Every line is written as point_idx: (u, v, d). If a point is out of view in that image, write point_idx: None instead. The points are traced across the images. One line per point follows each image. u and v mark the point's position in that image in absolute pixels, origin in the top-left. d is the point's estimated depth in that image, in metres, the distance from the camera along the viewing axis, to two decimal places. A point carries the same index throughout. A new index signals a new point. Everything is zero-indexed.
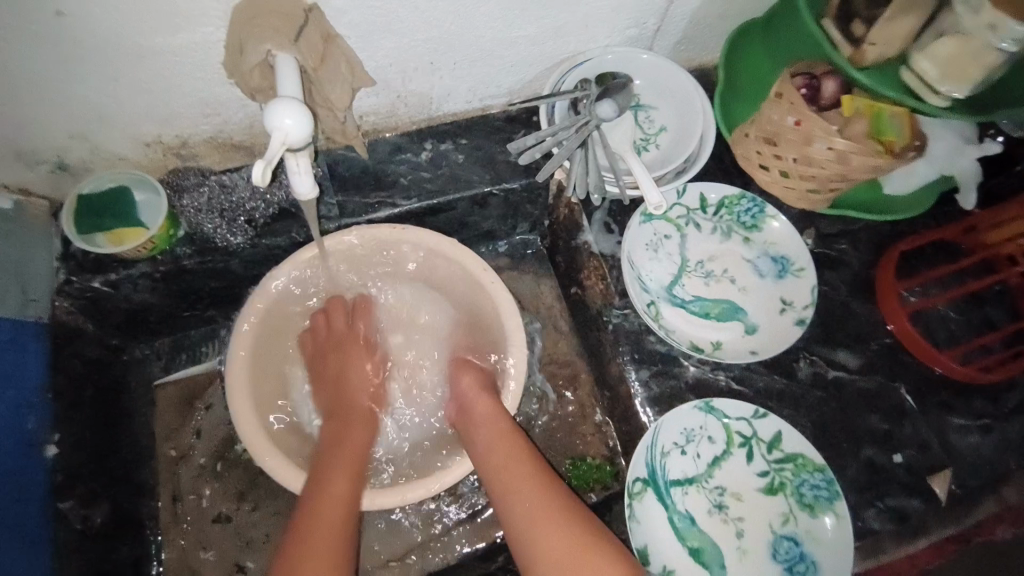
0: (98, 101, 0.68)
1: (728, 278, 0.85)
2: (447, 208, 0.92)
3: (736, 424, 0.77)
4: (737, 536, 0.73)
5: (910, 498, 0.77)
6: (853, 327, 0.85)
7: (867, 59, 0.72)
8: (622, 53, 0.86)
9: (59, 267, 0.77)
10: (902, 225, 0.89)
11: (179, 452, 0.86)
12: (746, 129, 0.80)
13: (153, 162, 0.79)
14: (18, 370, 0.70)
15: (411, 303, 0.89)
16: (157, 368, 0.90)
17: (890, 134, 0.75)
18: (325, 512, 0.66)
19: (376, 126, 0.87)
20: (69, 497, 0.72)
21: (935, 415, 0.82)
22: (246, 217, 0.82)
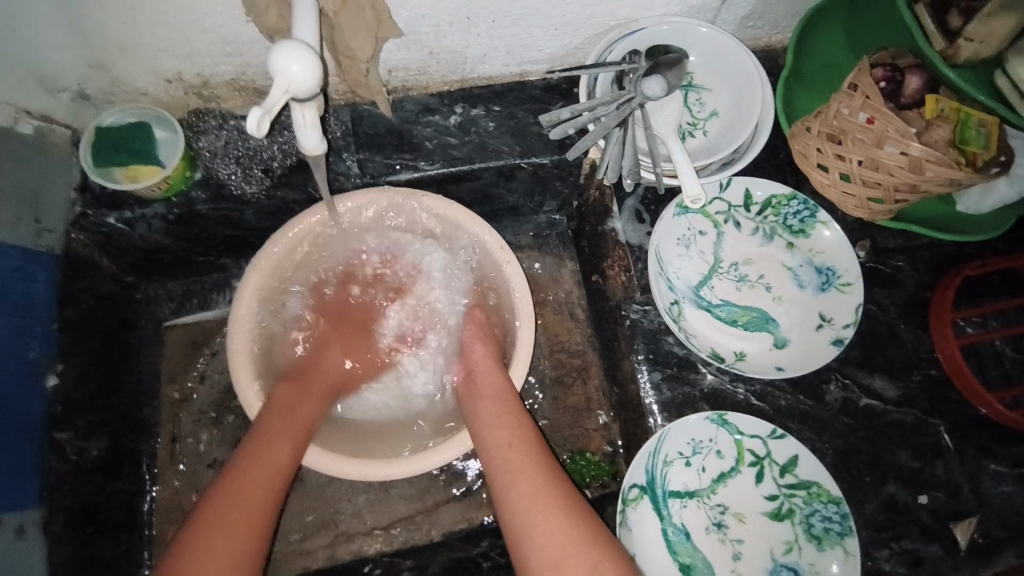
0: (117, 28, 0.65)
1: (763, 284, 0.78)
2: (470, 177, 0.87)
3: (749, 441, 0.72)
4: (733, 558, 0.69)
5: (929, 544, 0.71)
6: (895, 354, 0.78)
7: (959, 56, 0.63)
8: (680, 24, 0.78)
9: (76, 199, 0.77)
10: (967, 247, 0.80)
11: (183, 395, 0.86)
12: (808, 121, 0.72)
13: (174, 100, 0.77)
14: (27, 299, 0.70)
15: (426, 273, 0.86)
16: (167, 309, 0.90)
17: (975, 144, 0.65)
18: (261, 468, 0.63)
19: (405, 83, 0.82)
20: (66, 427, 0.72)
21: (973, 459, 0.75)
22: (263, 167, 0.79)
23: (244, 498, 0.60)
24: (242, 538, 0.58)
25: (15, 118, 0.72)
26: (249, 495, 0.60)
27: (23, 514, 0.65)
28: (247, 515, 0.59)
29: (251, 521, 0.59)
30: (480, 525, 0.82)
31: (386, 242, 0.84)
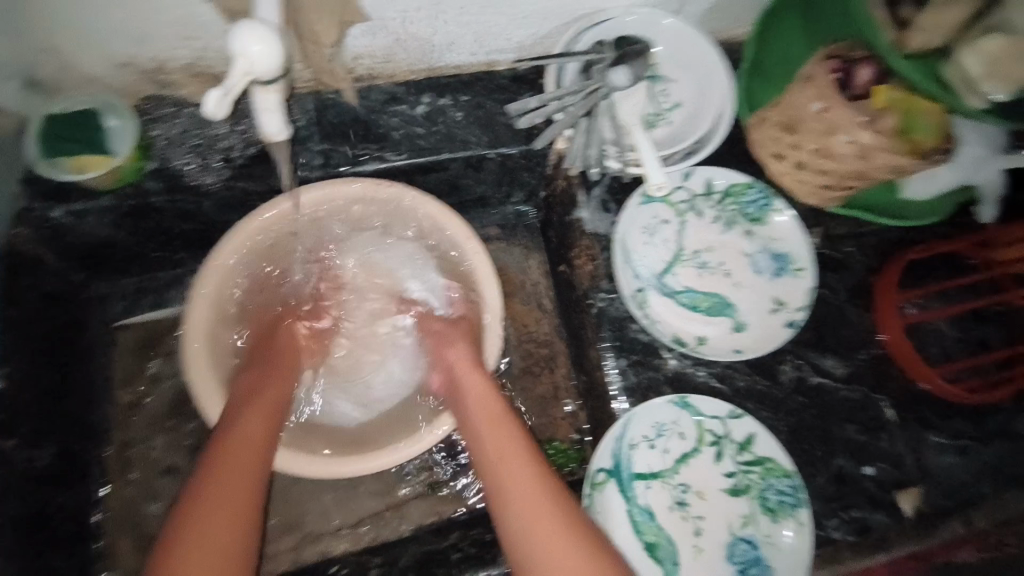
0: (66, 6, 0.62)
1: (723, 271, 0.81)
2: (437, 168, 0.86)
3: (709, 422, 0.75)
4: (695, 534, 0.72)
5: (876, 512, 0.76)
6: (843, 335, 0.82)
7: (909, 46, 0.66)
8: (644, 15, 0.79)
9: (20, 190, 0.71)
10: (908, 234, 0.85)
11: (135, 399, 0.84)
12: (767, 113, 0.75)
13: (126, 86, 0.73)
14: None
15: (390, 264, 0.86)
16: (117, 309, 0.86)
17: (920, 133, 0.69)
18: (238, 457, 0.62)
19: (370, 71, 0.81)
20: (15, 433, 0.67)
21: (914, 431, 0.80)
22: (223, 156, 0.77)
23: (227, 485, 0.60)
24: (228, 530, 0.58)
25: None
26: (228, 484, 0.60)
27: None
28: (229, 505, 0.59)
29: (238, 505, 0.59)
30: (450, 519, 0.81)
31: (351, 234, 0.83)
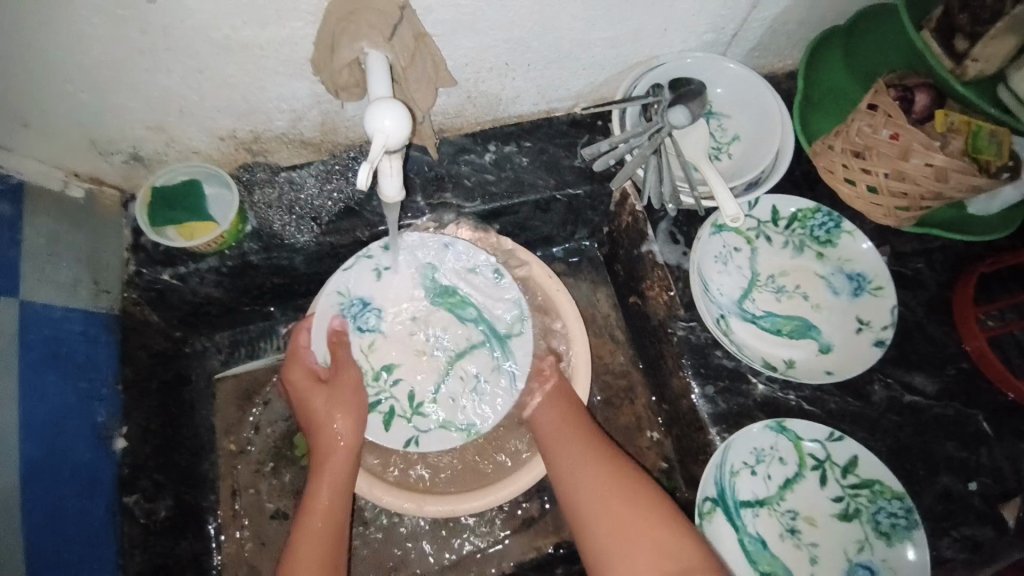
0: (177, 93, 0.67)
1: (800, 294, 0.82)
2: (510, 211, 0.90)
3: (810, 446, 0.74)
4: (811, 562, 0.71)
5: (984, 528, 0.75)
6: (928, 349, 0.82)
7: (968, 75, 0.69)
8: (700, 57, 0.83)
9: (130, 258, 0.77)
10: (979, 245, 0.86)
11: (239, 445, 0.87)
12: (830, 141, 0.77)
13: (224, 157, 0.79)
14: (90, 362, 0.70)
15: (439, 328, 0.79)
16: (216, 361, 0.91)
17: (988, 152, 0.70)
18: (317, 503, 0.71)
19: (442, 126, 0.86)
20: (133, 490, 0.70)
21: (1014, 443, 0.78)
22: (312, 215, 0.81)
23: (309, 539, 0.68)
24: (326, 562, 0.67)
25: (66, 182, 0.73)
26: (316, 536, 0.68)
27: None
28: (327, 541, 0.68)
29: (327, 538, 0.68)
30: (549, 554, 0.83)
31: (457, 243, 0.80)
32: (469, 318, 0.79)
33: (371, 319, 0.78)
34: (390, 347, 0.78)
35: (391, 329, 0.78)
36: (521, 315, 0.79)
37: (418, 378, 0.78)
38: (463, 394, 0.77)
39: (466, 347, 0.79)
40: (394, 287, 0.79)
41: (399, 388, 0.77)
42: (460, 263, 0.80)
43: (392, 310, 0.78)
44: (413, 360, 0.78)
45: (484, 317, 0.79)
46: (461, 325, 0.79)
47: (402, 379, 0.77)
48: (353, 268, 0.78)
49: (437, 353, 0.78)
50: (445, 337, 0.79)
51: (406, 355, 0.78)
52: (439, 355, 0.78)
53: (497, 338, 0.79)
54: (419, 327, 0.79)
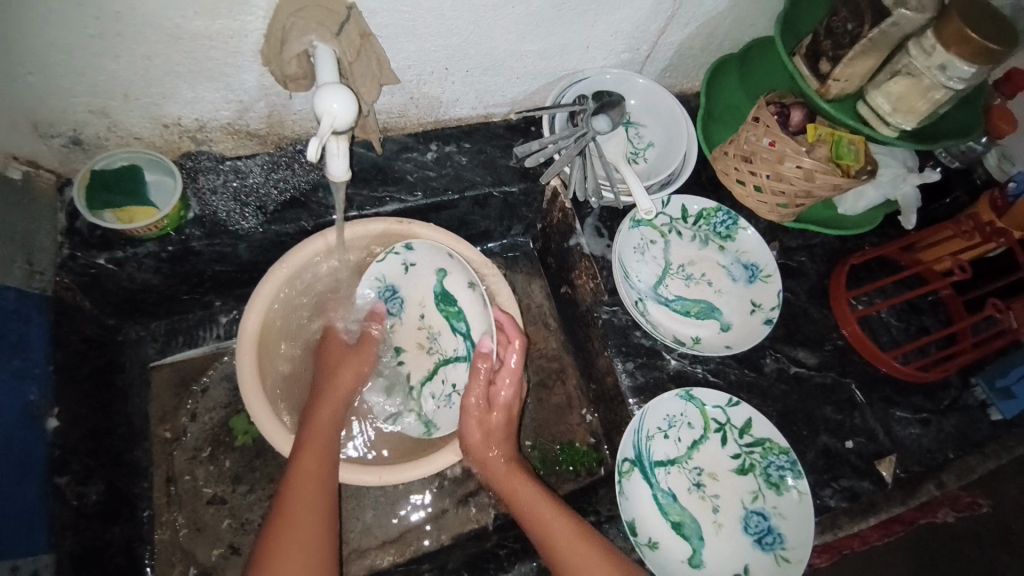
0: (123, 78, 0.69)
1: (705, 280, 0.94)
2: (450, 206, 0.97)
3: (712, 411, 0.85)
4: (713, 511, 0.81)
5: (861, 480, 0.86)
6: (810, 328, 0.95)
7: (831, 92, 0.82)
8: (618, 74, 0.94)
9: (63, 242, 0.76)
10: (850, 242, 1.01)
11: (174, 433, 0.87)
12: (726, 148, 0.91)
13: (168, 144, 0.81)
14: (22, 342, 0.69)
15: (445, 335, 0.86)
16: (152, 350, 0.90)
17: (848, 159, 0.83)
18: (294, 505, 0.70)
19: (385, 124, 0.91)
20: (65, 471, 0.71)
21: (881, 408, 0.92)
22: (258, 203, 0.84)
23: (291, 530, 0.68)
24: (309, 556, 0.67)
25: (5, 163, 0.73)
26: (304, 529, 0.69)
27: (35, 559, 0.65)
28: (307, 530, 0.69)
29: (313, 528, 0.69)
30: (486, 524, 0.87)
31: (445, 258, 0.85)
32: (459, 331, 0.85)
33: (396, 307, 0.88)
34: (404, 333, 0.89)
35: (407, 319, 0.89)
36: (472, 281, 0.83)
37: (416, 366, 0.88)
38: (439, 398, 0.86)
39: (451, 356, 0.86)
40: (418, 281, 0.87)
41: (401, 370, 0.89)
42: (461, 275, 0.84)
43: (410, 305, 0.88)
44: (416, 352, 0.88)
45: (471, 336, 0.84)
46: (452, 335, 0.86)
47: (406, 364, 0.88)
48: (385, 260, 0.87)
49: (431, 351, 0.87)
50: (439, 340, 0.87)
51: (412, 344, 0.88)
52: (432, 355, 0.87)
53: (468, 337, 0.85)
54: (424, 323, 0.88)
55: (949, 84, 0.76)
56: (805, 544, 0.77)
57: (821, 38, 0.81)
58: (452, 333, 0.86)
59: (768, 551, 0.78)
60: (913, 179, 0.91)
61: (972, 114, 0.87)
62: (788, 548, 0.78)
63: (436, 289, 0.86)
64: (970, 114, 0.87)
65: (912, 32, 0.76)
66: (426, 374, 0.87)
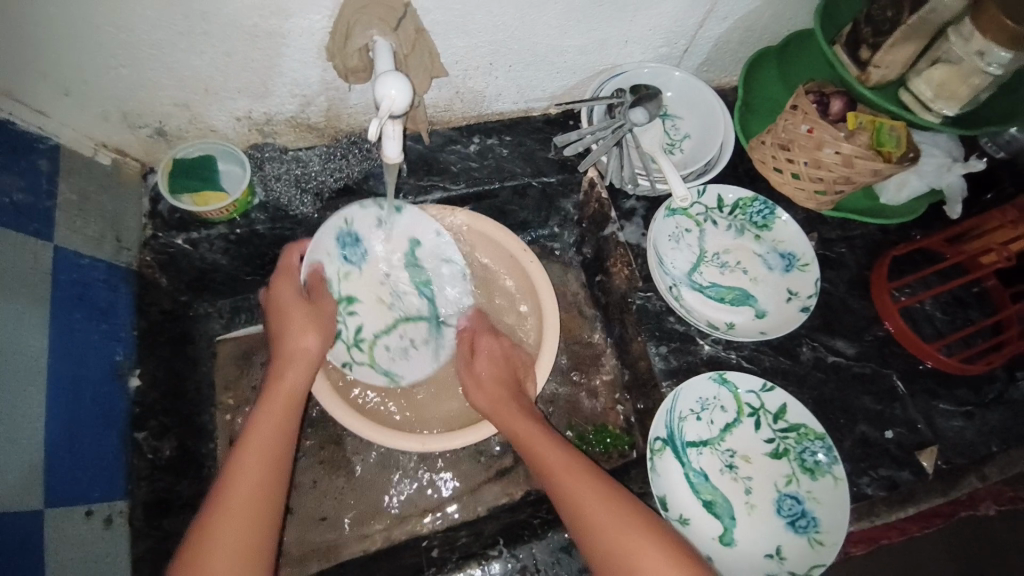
0: (205, 74, 0.77)
1: (740, 269, 0.95)
2: (490, 196, 1.02)
3: (746, 396, 0.86)
4: (746, 492, 0.82)
5: (900, 470, 0.86)
6: (849, 319, 0.95)
7: (872, 80, 0.82)
8: (656, 67, 0.97)
9: (147, 223, 0.85)
10: (893, 233, 1.00)
11: (236, 401, 0.94)
12: (763, 137, 0.92)
13: (238, 136, 0.89)
14: (110, 308, 0.78)
15: (407, 295, 0.91)
16: (218, 325, 0.98)
17: (888, 146, 0.82)
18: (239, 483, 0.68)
19: (433, 118, 0.97)
20: (143, 427, 0.78)
21: (922, 400, 0.91)
22: (316, 190, 0.92)
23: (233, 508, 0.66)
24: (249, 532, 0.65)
25: (95, 150, 0.82)
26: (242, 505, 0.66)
27: (110, 504, 0.71)
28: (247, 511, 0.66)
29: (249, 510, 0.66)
30: (521, 498, 0.91)
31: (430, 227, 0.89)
32: (424, 295, 0.92)
33: (355, 257, 0.87)
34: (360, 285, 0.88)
35: (368, 271, 0.88)
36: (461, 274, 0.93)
37: (369, 319, 0.89)
38: (396, 351, 0.90)
39: (413, 316, 0.91)
40: (387, 238, 0.88)
41: (351, 319, 0.88)
42: (436, 248, 0.91)
43: (371, 257, 0.88)
44: (371, 302, 0.89)
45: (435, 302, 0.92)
46: (417, 297, 0.91)
47: (357, 314, 0.88)
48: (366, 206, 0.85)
49: (392, 307, 0.90)
50: (401, 300, 0.90)
51: (367, 293, 0.88)
52: (394, 310, 0.90)
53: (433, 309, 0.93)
54: (385, 281, 0.89)
55: (988, 70, 0.75)
56: (840, 527, 0.78)
57: (860, 27, 0.81)
58: (417, 296, 0.91)
59: (802, 534, 0.79)
60: (958, 168, 0.89)
61: None
62: (822, 532, 0.79)
63: (407, 254, 0.89)
64: None
65: (952, 19, 0.76)
66: (385, 326, 0.90)
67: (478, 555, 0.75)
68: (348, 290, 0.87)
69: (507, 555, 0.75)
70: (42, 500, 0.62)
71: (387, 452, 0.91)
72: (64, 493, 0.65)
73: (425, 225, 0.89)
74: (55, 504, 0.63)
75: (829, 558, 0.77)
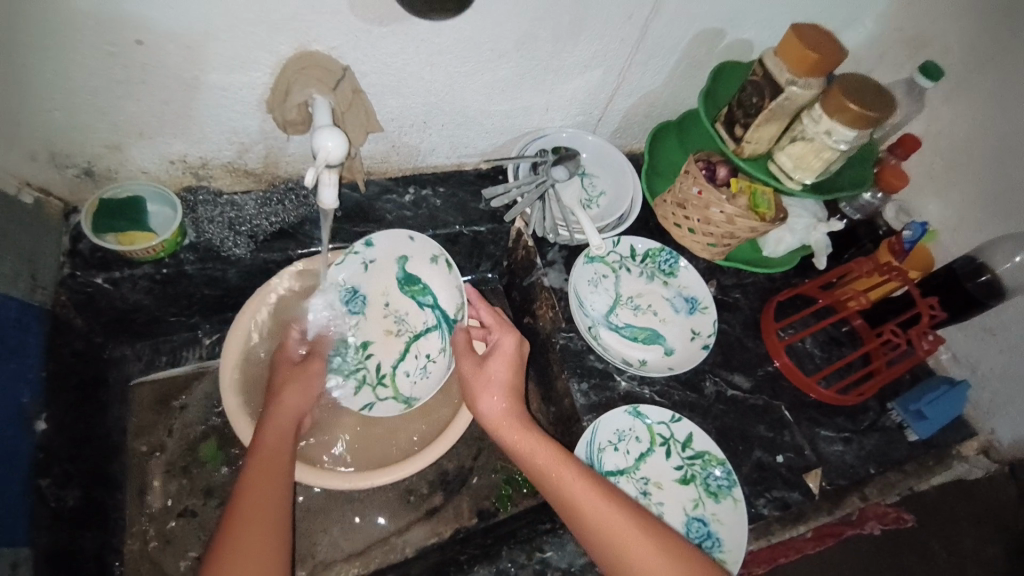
0: (143, 120, 0.80)
1: (652, 311, 1.06)
2: (423, 242, 1.08)
3: (658, 426, 0.94)
4: (658, 517, 0.90)
5: (791, 491, 0.96)
6: (745, 356, 1.06)
7: (745, 152, 0.99)
8: (573, 133, 1.10)
9: (64, 262, 0.83)
10: (778, 281, 1.15)
11: (150, 447, 0.91)
12: (664, 196, 1.06)
13: (172, 179, 0.90)
14: (20, 348, 0.75)
15: (411, 316, 0.98)
16: (136, 367, 0.96)
17: (763, 207, 0.98)
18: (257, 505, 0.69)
19: (370, 168, 1.03)
20: (46, 473, 0.75)
21: (807, 426, 1.02)
22: (250, 233, 0.94)
23: (250, 529, 0.66)
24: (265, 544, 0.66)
25: (18, 189, 0.80)
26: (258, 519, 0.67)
27: (14, 551, 0.69)
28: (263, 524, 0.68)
29: (267, 528, 0.68)
30: (449, 537, 0.92)
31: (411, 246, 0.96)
32: (426, 304, 0.98)
33: (359, 305, 0.97)
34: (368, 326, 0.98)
35: (370, 312, 0.98)
36: (436, 255, 0.96)
37: (386, 352, 0.98)
38: (416, 373, 0.96)
39: (421, 331, 0.98)
40: (378, 275, 0.97)
41: (371, 360, 0.97)
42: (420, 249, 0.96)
43: (373, 296, 0.98)
44: (385, 338, 0.98)
45: (438, 305, 0.97)
46: (419, 311, 0.98)
47: (374, 354, 0.97)
48: (346, 262, 0.95)
49: (399, 333, 0.98)
50: (406, 321, 0.98)
51: (382, 328, 0.98)
52: (402, 335, 0.98)
53: (445, 320, 0.97)
54: (389, 311, 0.98)
55: (837, 145, 0.91)
56: (740, 545, 0.87)
57: (735, 109, 0.97)
58: (423, 314, 0.98)
59: (708, 553, 0.87)
60: (822, 228, 1.06)
61: (862, 171, 1.05)
62: (725, 551, 0.87)
63: (400, 275, 0.98)
64: (859, 172, 1.05)
65: (804, 105, 0.92)
66: (399, 355, 0.98)
67: None
68: (364, 332, 0.97)
69: None
70: None
71: (312, 495, 0.91)
72: None
73: (400, 241, 0.95)
74: None
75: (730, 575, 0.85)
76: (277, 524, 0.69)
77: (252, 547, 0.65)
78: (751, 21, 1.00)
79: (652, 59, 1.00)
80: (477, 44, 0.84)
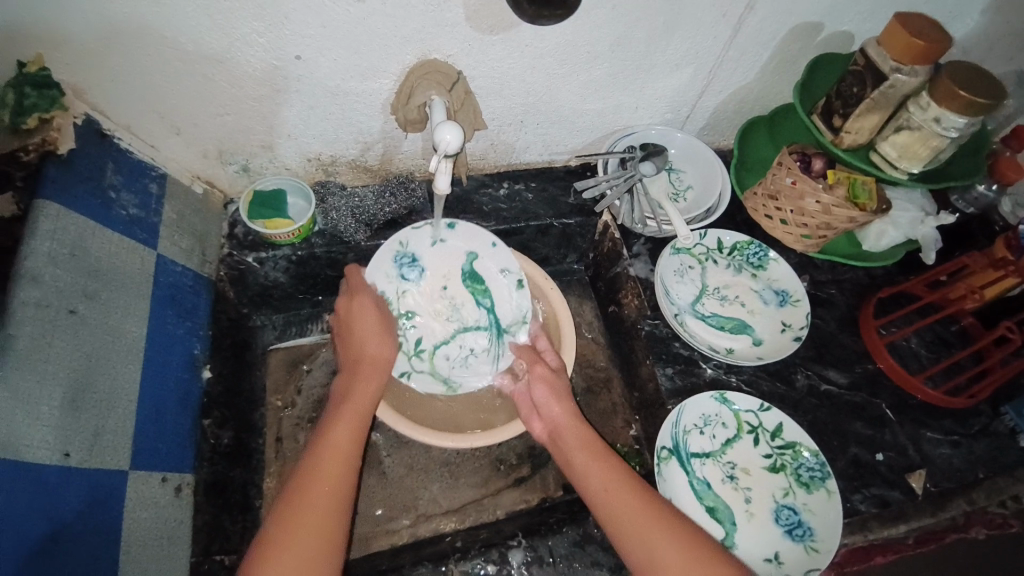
0: (291, 123, 0.94)
1: (739, 301, 1.06)
2: (516, 232, 1.16)
3: (746, 414, 0.95)
4: (746, 501, 0.91)
5: (891, 490, 0.92)
6: (840, 352, 1.03)
7: (845, 143, 0.98)
8: (661, 130, 1.14)
9: (224, 243, 1.00)
10: (877, 278, 1.11)
11: (284, 403, 1.07)
12: (755, 189, 1.07)
13: (308, 174, 1.05)
14: (194, 310, 0.94)
15: (462, 309, 1.03)
16: (271, 335, 1.12)
17: (863, 198, 0.96)
18: (309, 509, 0.72)
19: (471, 165, 1.14)
20: (208, 415, 0.92)
21: (911, 427, 0.97)
22: (367, 221, 1.07)
23: (304, 528, 0.70)
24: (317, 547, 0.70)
25: (191, 181, 0.99)
26: (314, 524, 0.71)
27: (180, 476, 0.84)
28: (321, 530, 0.71)
29: (319, 531, 0.71)
30: (536, 505, 0.99)
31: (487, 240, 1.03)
32: (482, 305, 1.03)
33: (411, 275, 1.01)
34: (415, 303, 1.02)
35: (423, 288, 1.02)
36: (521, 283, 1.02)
37: (427, 330, 1.01)
38: (456, 360, 1.01)
39: (471, 325, 1.02)
40: (443, 255, 1.03)
41: (412, 331, 1.00)
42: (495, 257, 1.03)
43: (432, 274, 1.03)
44: (431, 316, 1.02)
45: (494, 311, 1.02)
46: (474, 308, 1.02)
47: (416, 327, 1.01)
48: (418, 229, 1.02)
49: (450, 320, 1.02)
50: (459, 310, 1.03)
51: (428, 308, 1.02)
52: (452, 322, 1.02)
53: (495, 327, 1.02)
54: (445, 294, 1.03)
55: (947, 133, 0.89)
56: (833, 535, 0.86)
57: (833, 100, 0.97)
58: (476, 316, 1.02)
59: (798, 541, 0.87)
60: (931, 222, 1.00)
61: (977, 161, 1.00)
62: (817, 540, 0.86)
63: (466, 268, 1.03)
64: (970, 161, 1.00)
65: (911, 92, 0.90)
66: (443, 339, 1.01)
67: (498, 544, 0.85)
68: (413, 303, 1.01)
69: (525, 545, 0.85)
70: (127, 463, 0.75)
71: (414, 455, 1.01)
72: (147, 458, 0.79)
73: (480, 240, 1.03)
74: (137, 468, 0.77)
75: (823, 564, 0.84)
76: (330, 528, 0.71)
77: (305, 546, 0.69)
78: (851, 13, 0.99)
79: (744, 55, 1.02)
80: (575, 47, 0.92)
